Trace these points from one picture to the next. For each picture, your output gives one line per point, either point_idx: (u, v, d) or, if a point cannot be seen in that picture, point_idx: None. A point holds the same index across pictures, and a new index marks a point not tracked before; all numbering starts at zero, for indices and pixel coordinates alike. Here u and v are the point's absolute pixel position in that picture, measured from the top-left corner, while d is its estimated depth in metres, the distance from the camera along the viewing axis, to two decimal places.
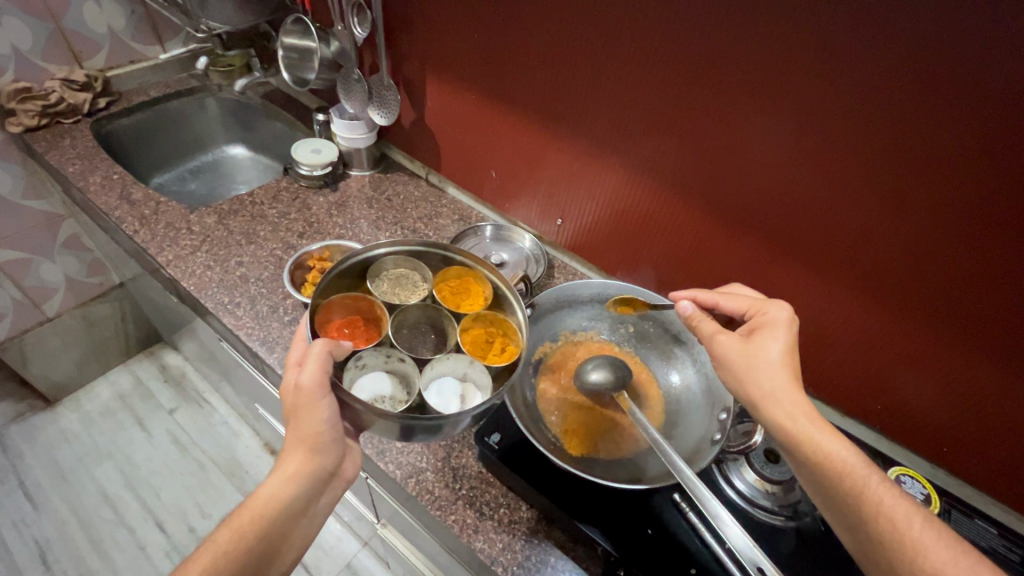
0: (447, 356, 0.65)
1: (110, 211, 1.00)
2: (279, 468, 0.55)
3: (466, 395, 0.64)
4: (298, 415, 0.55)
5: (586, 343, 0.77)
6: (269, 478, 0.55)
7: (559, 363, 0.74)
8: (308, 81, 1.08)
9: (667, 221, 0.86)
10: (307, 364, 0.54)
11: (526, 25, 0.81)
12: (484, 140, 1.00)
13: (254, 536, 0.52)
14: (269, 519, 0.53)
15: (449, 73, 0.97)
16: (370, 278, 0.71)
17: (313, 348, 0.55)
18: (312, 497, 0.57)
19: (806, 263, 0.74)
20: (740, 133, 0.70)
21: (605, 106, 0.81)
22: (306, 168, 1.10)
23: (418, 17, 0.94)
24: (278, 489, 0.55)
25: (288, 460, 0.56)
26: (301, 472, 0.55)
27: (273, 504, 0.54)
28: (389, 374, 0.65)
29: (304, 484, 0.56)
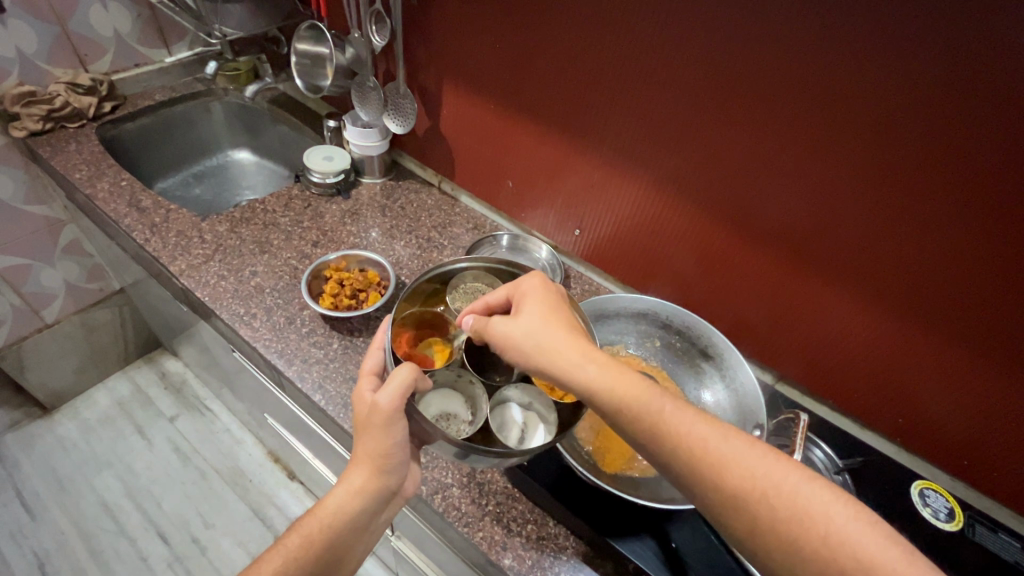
0: (516, 386, 0.64)
1: (119, 219, 0.99)
2: (346, 478, 0.56)
3: (532, 428, 0.61)
4: (368, 433, 0.55)
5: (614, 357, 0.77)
6: (335, 488, 0.56)
7: None
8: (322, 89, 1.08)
9: (687, 235, 0.85)
10: (387, 385, 0.53)
11: (549, 37, 0.81)
12: (501, 150, 1.00)
13: (321, 543, 0.55)
14: (334, 528, 0.55)
15: (466, 82, 0.96)
16: (449, 291, 0.73)
17: (398, 372, 0.53)
18: (374, 512, 0.58)
19: (828, 278, 0.74)
20: (764, 150, 0.70)
21: (628, 119, 0.80)
22: (318, 175, 1.09)
23: (437, 26, 0.93)
24: (342, 502, 0.55)
25: (355, 473, 0.56)
26: (366, 488, 0.56)
27: (338, 516, 0.55)
28: (457, 394, 0.64)
29: (367, 501, 0.56)
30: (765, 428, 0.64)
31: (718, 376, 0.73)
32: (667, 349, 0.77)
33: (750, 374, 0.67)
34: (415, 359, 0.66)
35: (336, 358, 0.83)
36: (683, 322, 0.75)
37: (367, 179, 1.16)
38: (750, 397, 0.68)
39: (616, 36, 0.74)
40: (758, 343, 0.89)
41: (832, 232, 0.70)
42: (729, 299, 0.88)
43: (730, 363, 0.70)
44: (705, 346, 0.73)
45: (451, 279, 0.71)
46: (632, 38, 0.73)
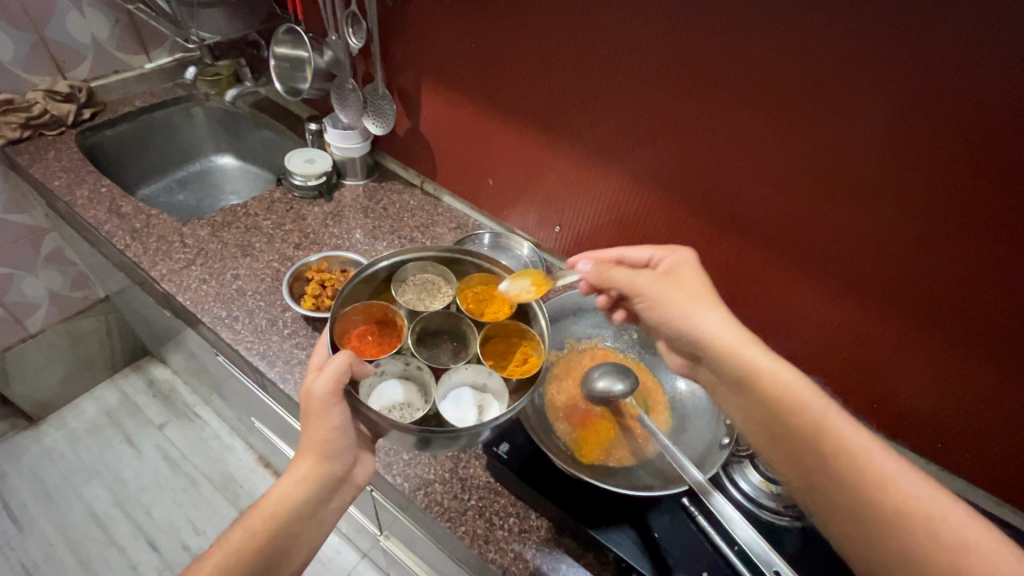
0: (466, 367, 0.71)
1: (99, 225, 0.98)
2: (292, 471, 0.60)
3: (486, 405, 0.69)
4: (310, 422, 0.61)
5: (591, 350, 0.77)
6: (280, 481, 0.60)
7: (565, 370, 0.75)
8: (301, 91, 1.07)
9: (665, 229, 0.86)
10: (323, 372, 0.60)
11: (525, 36, 0.82)
12: (481, 149, 1.00)
13: (263, 536, 0.57)
14: (279, 519, 0.58)
15: (444, 82, 0.96)
16: (398, 285, 0.79)
17: (336, 360, 0.61)
18: (321, 501, 0.61)
19: (807, 268, 0.75)
20: (742, 149, 0.71)
21: (604, 114, 0.81)
22: (299, 177, 1.10)
23: (415, 28, 0.93)
24: (288, 491, 0.59)
25: (301, 465, 0.61)
26: (311, 475, 0.60)
27: (282, 508, 0.59)
28: (407, 381, 0.72)
29: (312, 489, 0.60)
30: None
31: None
32: (645, 342, 0.78)
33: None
34: (365, 352, 0.74)
35: None
36: None
37: (350, 180, 1.17)
38: None
39: (588, 36, 0.76)
40: None
41: (809, 227, 0.71)
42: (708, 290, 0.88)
43: None
44: None
45: (395, 271, 0.79)
46: (605, 38, 0.74)
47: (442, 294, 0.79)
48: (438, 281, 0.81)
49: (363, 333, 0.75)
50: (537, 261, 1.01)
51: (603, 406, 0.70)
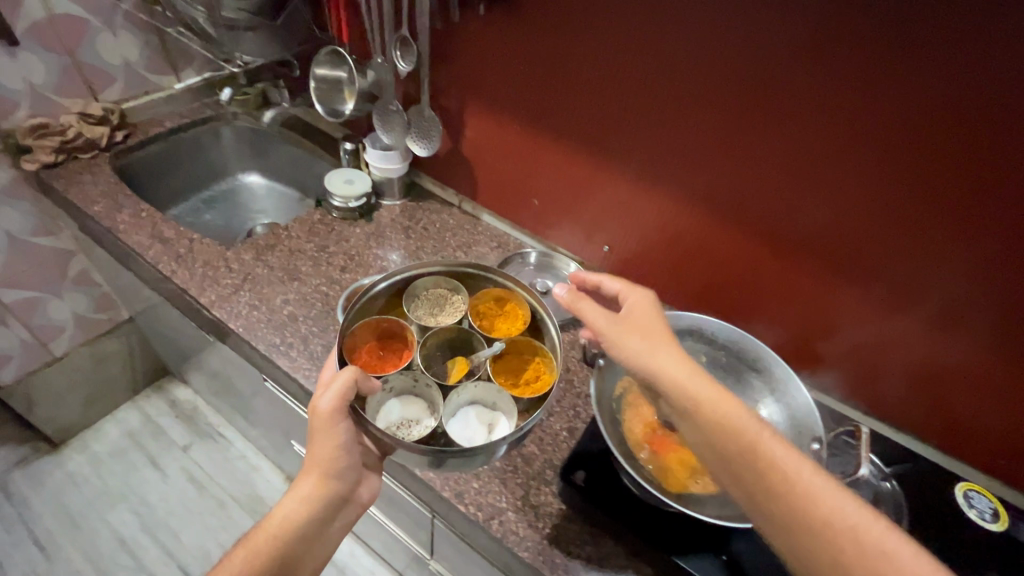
0: (476, 385, 0.77)
1: (142, 251, 0.97)
2: (302, 487, 0.67)
3: (494, 424, 0.76)
4: (315, 442, 0.66)
5: None
6: (286, 498, 0.66)
7: (639, 397, 0.74)
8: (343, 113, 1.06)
9: (719, 249, 0.86)
10: (328, 391, 0.64)
11: (581, 59, 0.82)
12: (527, 170, 1.00)
13: (268, 548, 0.64)
14: (282, 533, 0.65)
15: (491, 105, 0.96)
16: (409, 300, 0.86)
17: (341, 376, 0.65)
18: (325, 518, 0.68)
19: (868, 289, 0.75)
20: (805, 172, 0.71)
21: (660, 138, 0.81)
22: (340, 199, 1.10)
23: (462, 50, 0.92)
24: (292, 508, 0.66)
25: (307, 484, 0.67)
26: (312, 494, 0.67)
27: (287, 522, 0.65)
28: (416, 396, 0.78)
29: (314, 507, 0.67)
30: (825, 440, 0.62)
31: (768, 391, 0.69)
32: (713, 364, 0.73)
33: (802, 394, 0.65)
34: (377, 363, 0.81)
35: None
36: (730, 336, 0.72)
37: (387, 200, 1.16)
38: (806, 410, 0.65)
39: (649, 60, 0.76)
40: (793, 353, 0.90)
41: (872, 249, 0.72)
42: (761, 309, 0.88)
43: (789, 380, 0.66)
44: (754, 360, 0.70)
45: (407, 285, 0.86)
46: (667, 62, 0.75)
47: (450, 305, 0.86)
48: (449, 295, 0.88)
49: (377, 346, 0.82)
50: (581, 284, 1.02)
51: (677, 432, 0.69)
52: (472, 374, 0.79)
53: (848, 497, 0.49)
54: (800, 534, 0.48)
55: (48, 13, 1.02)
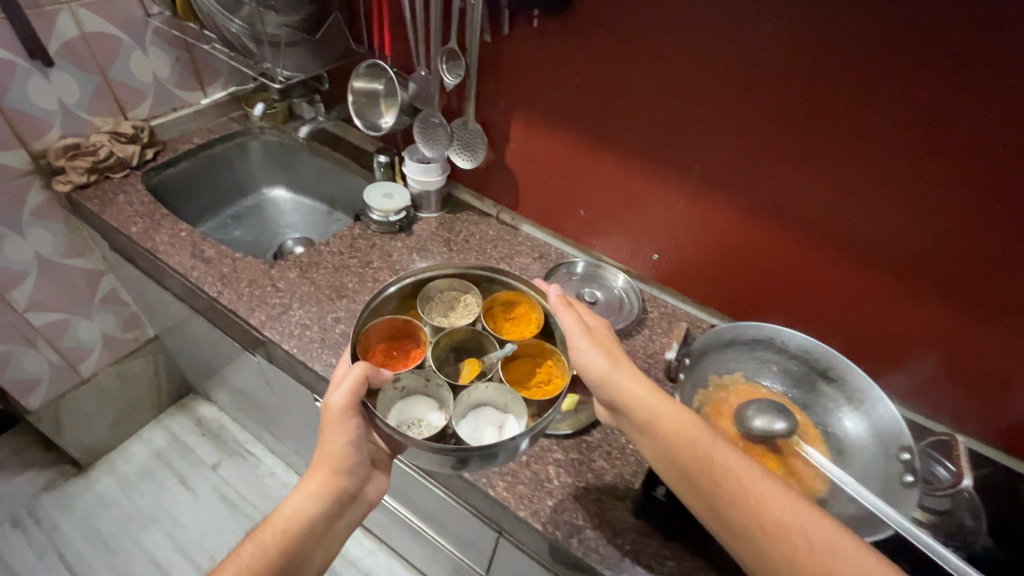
0: (486, 385, 0.78)
1: (186, 272, 0.96)
2: (313, 480, 0.71)
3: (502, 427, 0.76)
4: (326, 439, 0.69)
5: (734, 386, 0.73)
6: (294, 494, 0.70)
7: (714, 410, 0.70)
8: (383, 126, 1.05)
9: (773, 256, 0.86)
10: (340, 388, 0.67)
11: (636, 70, 0.81)
12: (573, 180, 1.00)
13: (276, 544, 0.67)
14: (291, 529, 0.68)
15: (538, 116, 0.95)
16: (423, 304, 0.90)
17: (353, 370, 0.68)
18: (332, 513, 0.71)
19: (929, 294, 0.75)
20: (871, 183, 0.72)
21: (715, 148, 0.81)
22: (378, 213, 1.08)
23: (509, 62, 0.92)
24: (301, 503, 0.69)
25: (318, 479, 0.71)
26: (320, 489, 0.70)
27: (296, 518, 0.69)
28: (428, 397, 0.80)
29: (322, 503, 0.70)
30: (916, 451, 0.62)
31: (845, 399, 0.69)
32: (786, 375, 0.73)
33: (886, 405, 0.65)
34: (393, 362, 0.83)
35: None
36: (802, 346, 0.72)
37: (425, 213, 1.16)
38: (890, 420, 0.65)
39: (709, 72, 0.75)
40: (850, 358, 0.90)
41: (939, 257, 0.72)
42: (815, 315, 0.88)
43: (871, 389, 0.66)
44: (826, 369, 0.70)
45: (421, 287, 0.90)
46: (729, 74, 0.74)
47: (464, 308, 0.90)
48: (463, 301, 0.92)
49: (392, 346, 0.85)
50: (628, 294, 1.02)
51: (763, 444, 0.66)
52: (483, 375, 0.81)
53: (793, 507, 0.56)
54: (754, 542, 0.55)
55: (82, 32, 1.01)
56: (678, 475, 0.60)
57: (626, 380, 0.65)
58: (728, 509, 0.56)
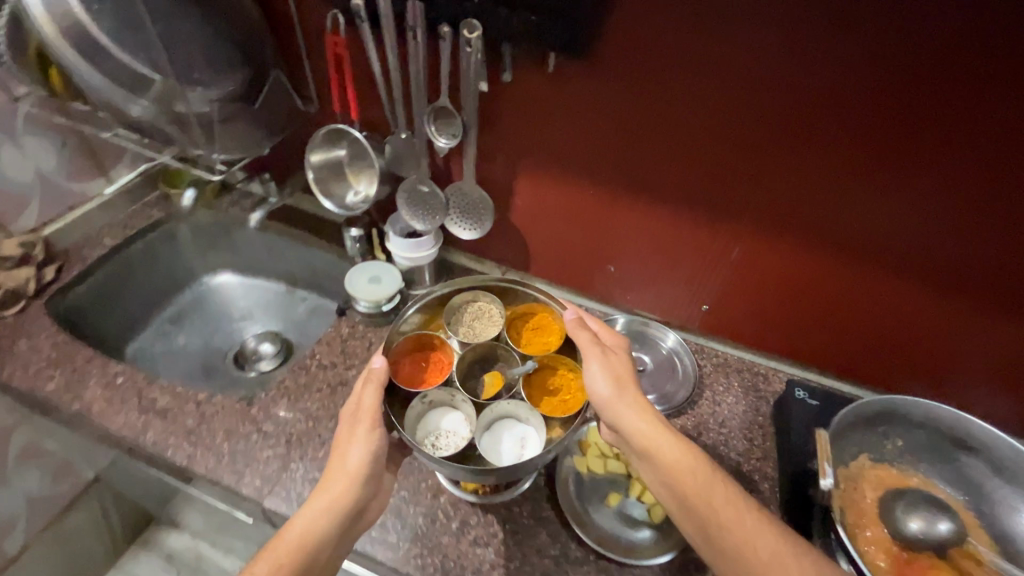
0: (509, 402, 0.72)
1: (138, 436, 0.74)
2: (323, 489, 0.59)
3: (522, 442, 0.70)
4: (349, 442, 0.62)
5: (864, 474, 0.62)
6: (303, 510, 0.58)
7: (859, 513, 0.59)
8: (361, 205, 0.85)
9: (818, 284, 0.77)
10: (372, 388, 0.64)
11: (678, 108, 0.67)
12: (597, 235, 0.85)
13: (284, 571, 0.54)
14: (300, 551, 0.56)
15: (549, 170, 0.80)
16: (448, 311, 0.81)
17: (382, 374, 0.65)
18: (339, 537, 0.59)
19: (993, 304, 0.69)
20: (973, 205, 0.62)
21: (750, 178, 0.70)
22: (367, 304, 0.89)
23: (510, 112, 0.75)
24: (310, 523, 0.57)
25: (332, 491, 0.59)
26: (334, 506, 0.59)
27: (305, 537, 0.57)
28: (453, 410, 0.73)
29: (332, 521, 0.58)
30: None
31: (990, 469, 0.61)
32: (913, 447, 0.64)
33: None
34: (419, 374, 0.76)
35: (512, 556, 0.67)
36: (930, 414, 0.62)
37: (419, 289, 0.97)
38: None
39: (774, 102, 0.62)
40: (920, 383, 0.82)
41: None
42: (862, 338, 0.80)
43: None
44: (963, 439, 0.62)
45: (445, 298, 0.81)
46: (800, 102, 0.62)
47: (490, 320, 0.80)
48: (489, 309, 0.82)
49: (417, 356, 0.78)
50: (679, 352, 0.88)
51: (931, 552, 0.56)
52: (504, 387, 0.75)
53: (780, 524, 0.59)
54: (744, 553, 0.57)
55: None
56: (677, 504, 0.62)
57: (638, 426, 0.64)
58: (721, 527, 0.59)
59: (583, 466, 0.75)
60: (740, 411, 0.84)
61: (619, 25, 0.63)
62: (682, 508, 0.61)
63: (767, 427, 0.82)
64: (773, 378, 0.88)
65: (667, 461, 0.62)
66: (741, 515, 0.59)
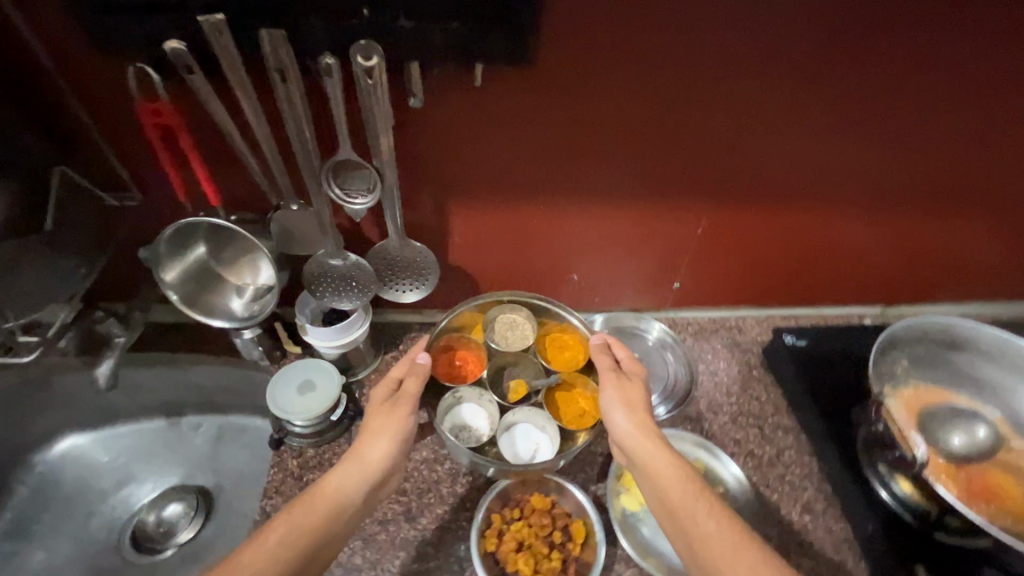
0: (529, 407, 0.69)
1: None
2: (356, 454, 0.58)
3: (539, 446, 0.67)
4: (383, 411, 0.60)
5: (900, 400, 0.64)
6: (340, 467, 0.57)
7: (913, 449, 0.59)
8: (265, 307, 0.64)
9: (772, 236, 0.75)
10: (418, 371, 0.63)
11: (637, 98, 0.56)
12: (548, 247, 0.75)
13: (312, 525, 0.53)
14: (332, 508, 0.55)
15: (481, 196, 0.66)
16: (490, 309, 0.74)
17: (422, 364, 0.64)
18: (372, 496, 0.59)
19: (927, 209, 0.71)
20: (921, 132, 0.62)
21: (700, 150, 0.62)
22: (307, 422, 0.70)
23: (428, 145, 0.59)
24: (342, 481, 0.56)
25: (369, 451, 0.58)
26: (369, 467, 0.58)
27: (338, 501, 0.56)
28: (486, 409, 0.69)
29: (363, 484, 0.57)
30: None
31: (979, 358, 0.66)
32: (915, 363, 0.67)
33: None
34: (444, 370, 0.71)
35: None
36: (924, 327, 0.65)
37: (360, 372, 0.79)
38: None
39: (717, 68, 0.54)
40: (869, 290, 0.86)
41: (988, 180, 0.67)
42: (816, 270, 0.81)
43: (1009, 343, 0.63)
44: (954, 339, 0.65)
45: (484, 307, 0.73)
46: (739, 62, 0.54)
47: (521, 333, 0.73)
48: (527, 323, 0.74)
49: (450, 352, 0.72)
50: (666, 343, 0.84)
51: (970, 459, 0.60)
52: (532, 396, 0.70)
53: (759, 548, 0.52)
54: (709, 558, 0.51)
55: None
56: (667, 519, 0.56)
57: (645, 447, 0.58)
58: (694, 530, 0.53)
59: (635, 503, 0.67)
60: (735, 372, 0.83)
61: (549, 15, 0.49)
62: (667, 523, 0.56)
63: (765, 379, 0.82)
64: (746, 327, 0.88)
65: (667, 473, 0.57)
66: (725, 530, 0.53)
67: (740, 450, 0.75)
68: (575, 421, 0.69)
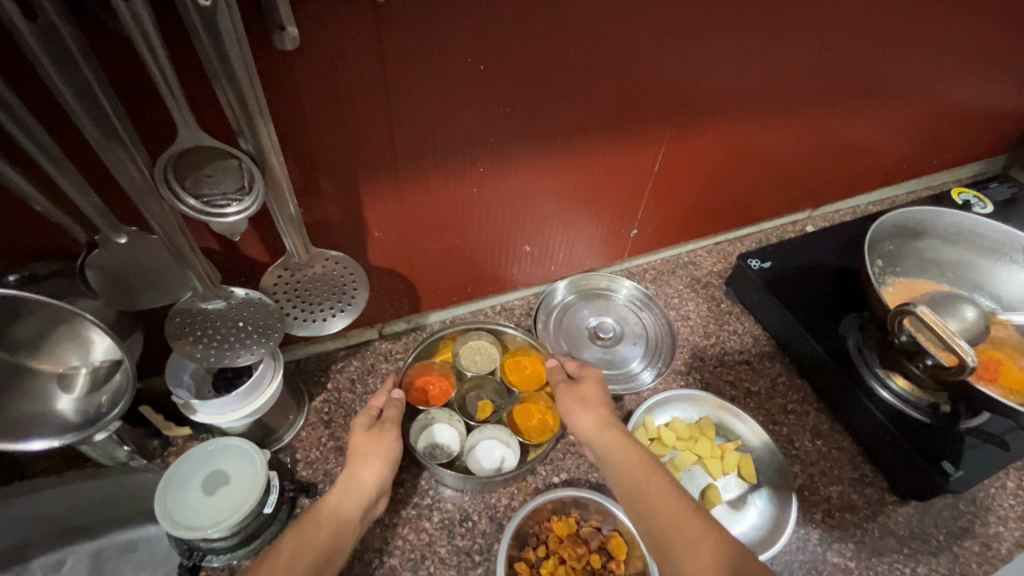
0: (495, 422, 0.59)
1: None
2: (350, 474, 0.49)
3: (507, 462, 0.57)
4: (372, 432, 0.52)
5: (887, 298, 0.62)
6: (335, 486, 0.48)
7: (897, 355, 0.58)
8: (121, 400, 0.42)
9: (718, 158, 0.68)
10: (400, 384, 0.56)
11: (588, 5, 0.43)
12: (489, 221, 0.60)
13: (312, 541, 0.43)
14: (334, 528, 0.45)
15: (397, 172, 0.49)
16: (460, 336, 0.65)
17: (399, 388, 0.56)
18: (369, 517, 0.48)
19: (854, 100, 0.69)
20: (855, 14, 0.57)
21: (648, 66, 0.51)
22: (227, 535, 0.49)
23: (316, 109, 0.41)
24: (342, 497, 0.47)
25: (365, 470, 0.49)
26: (368, 484, 0.48)
27: (337, 519, 0.45)
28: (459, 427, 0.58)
29: (366, 502, 0.47)
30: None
31: (939, 241, 0.65)
32: (883, 260, 0.65)
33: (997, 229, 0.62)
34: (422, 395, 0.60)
35: None
36: (890, 222, 0.63)
37: (286, 436, 0.60)
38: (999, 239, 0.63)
39: None
40: (802, 196, 0.84)
41: (909, 60, 0.66)
42: (755, 186, 0.77)
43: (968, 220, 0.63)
44: (917, 227, 0.64)
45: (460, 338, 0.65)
46: None
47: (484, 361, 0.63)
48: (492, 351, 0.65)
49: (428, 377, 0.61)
50: (639, 299, 0.76)
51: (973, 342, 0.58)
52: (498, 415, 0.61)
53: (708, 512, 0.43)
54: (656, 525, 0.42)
55: None
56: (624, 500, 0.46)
57: (605, 439, 0.49)
58: (648, 509, 0.43)
59: None
60: (705, 310, 0.77)
61: None
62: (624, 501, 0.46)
63: (734, 310, 0.78)
64: (699, 260, 0.83)
65: (622, 459, 0.47)
66: (673, 494, 0.44)
67: (738, 392, 0.70)
68: (537, 434, 0.59)
